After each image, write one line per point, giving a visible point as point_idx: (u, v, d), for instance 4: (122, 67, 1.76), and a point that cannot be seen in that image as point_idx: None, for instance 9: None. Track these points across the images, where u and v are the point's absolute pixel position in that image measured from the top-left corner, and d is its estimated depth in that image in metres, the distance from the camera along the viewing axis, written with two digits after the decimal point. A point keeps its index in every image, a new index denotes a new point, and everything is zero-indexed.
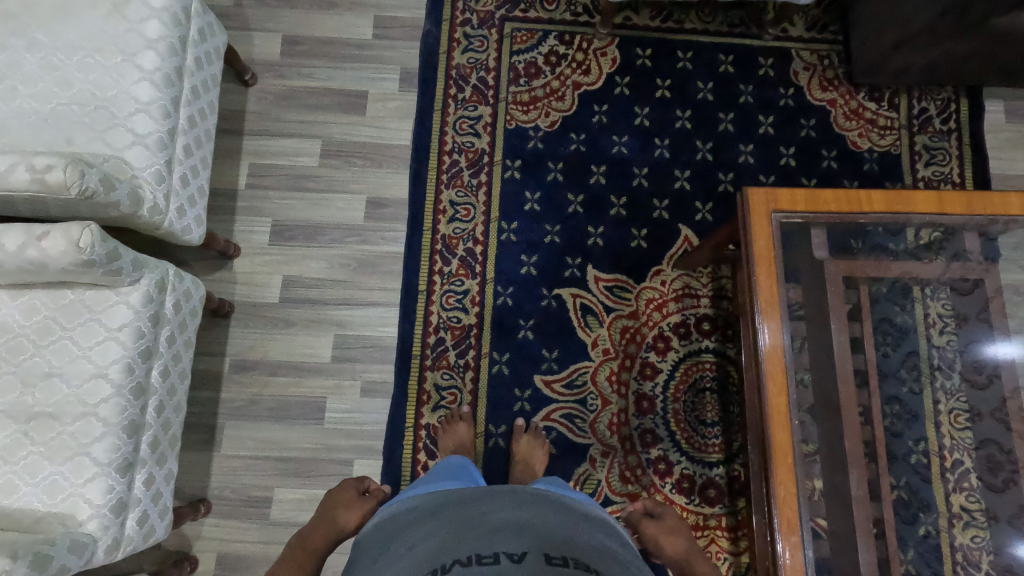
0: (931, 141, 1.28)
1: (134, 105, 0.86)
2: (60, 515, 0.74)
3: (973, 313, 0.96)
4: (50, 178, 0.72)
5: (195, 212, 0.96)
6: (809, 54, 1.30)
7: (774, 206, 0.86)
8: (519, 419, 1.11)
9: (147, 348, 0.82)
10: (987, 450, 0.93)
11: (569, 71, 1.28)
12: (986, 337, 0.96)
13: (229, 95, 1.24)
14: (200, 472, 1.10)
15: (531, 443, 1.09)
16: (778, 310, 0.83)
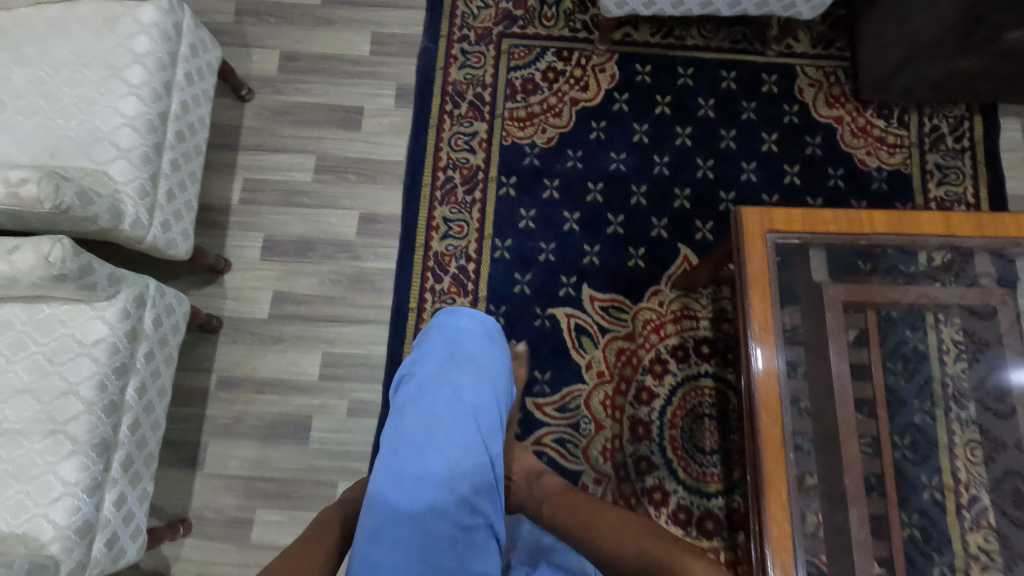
0: (944, 160, 1.23)
1: (120, 120, 0.86)
2: (23, 537, 0.72)
3: (993, 339, 0.90)
4: (23, 193, 0.71)
5: (181, 226, 0.96)
6: (815, 70, 1.27)
7: (768, 226, 0.82)
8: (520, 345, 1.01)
9: (122, 364, 0.80)
10: (1013, 486, 0.87)
11: (567, 87, 1.26)
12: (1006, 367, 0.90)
13: (226, 110, 1.25)
14: (181, 491, 1.08)
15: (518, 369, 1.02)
16: (773, 335, 0.80)
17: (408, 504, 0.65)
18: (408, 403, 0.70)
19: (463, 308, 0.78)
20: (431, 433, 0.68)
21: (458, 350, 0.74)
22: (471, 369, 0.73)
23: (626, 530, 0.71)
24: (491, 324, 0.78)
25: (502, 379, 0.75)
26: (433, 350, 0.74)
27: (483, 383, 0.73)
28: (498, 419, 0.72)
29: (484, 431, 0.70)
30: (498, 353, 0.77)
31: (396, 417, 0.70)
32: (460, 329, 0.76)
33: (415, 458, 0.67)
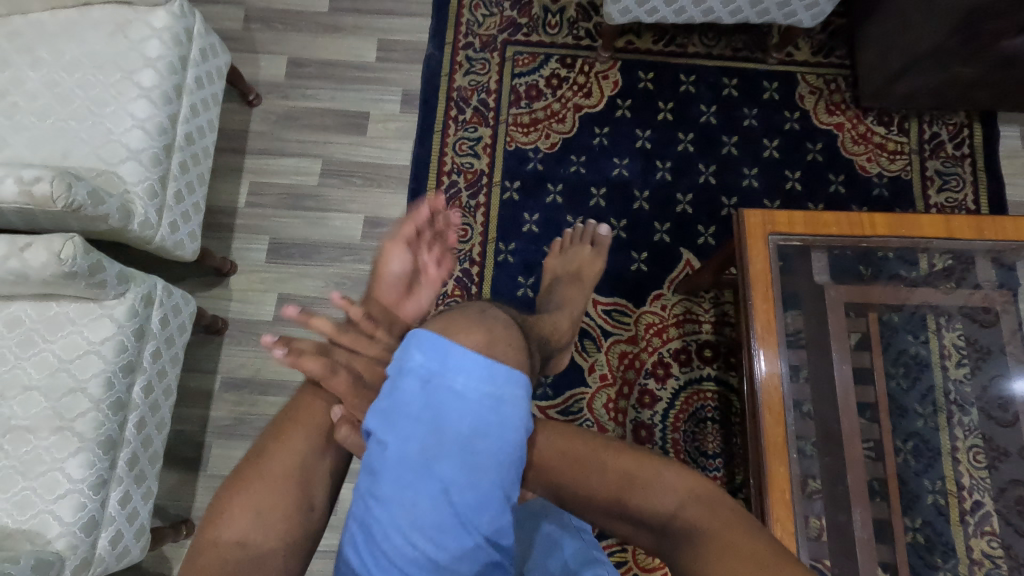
0: (944, 166, 1.24)
1: (130, 122, 0.87)
2: (28, 533, 0.72)
3: (994, 347, 0.90)
4: (36, 192, 0.72)
5: (189, 228, 0.97)
6: (815, 78, 1.28)
7: (770, 228, 0.83)
8: (608, 228, 1.06)
9: (130, 363, 0.81)
10: (1016, 493, 0.86)
11: (570, 93, 1.27)
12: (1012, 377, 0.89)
13: (233, 115, 1.26)
14: (185, 492, 1.08)
15: (594, 257, 1.06)
16: (777, 339, 0.80)
17: None
18: (381, 484, 0.53)
19: (459, 350, 0.56)
20: (414, 530, 0.51)
21: (449, 418, 0.54)
22: (466, 450, 0.53)
23: (567, 451, 0.62)
24: (497, 379, 0.56)
25: (511, 452, 0.55)
26: (413, 416, 0.54)
27: (484, 467, 0.53)
28: (505, 505, 0.54)
29: (485, 526, 0.52)
30: (504, 421, 0.55)
31: (367, 498, 0.53)
32: (450, 389, 0.55)
33: (386, 548, 0.51)
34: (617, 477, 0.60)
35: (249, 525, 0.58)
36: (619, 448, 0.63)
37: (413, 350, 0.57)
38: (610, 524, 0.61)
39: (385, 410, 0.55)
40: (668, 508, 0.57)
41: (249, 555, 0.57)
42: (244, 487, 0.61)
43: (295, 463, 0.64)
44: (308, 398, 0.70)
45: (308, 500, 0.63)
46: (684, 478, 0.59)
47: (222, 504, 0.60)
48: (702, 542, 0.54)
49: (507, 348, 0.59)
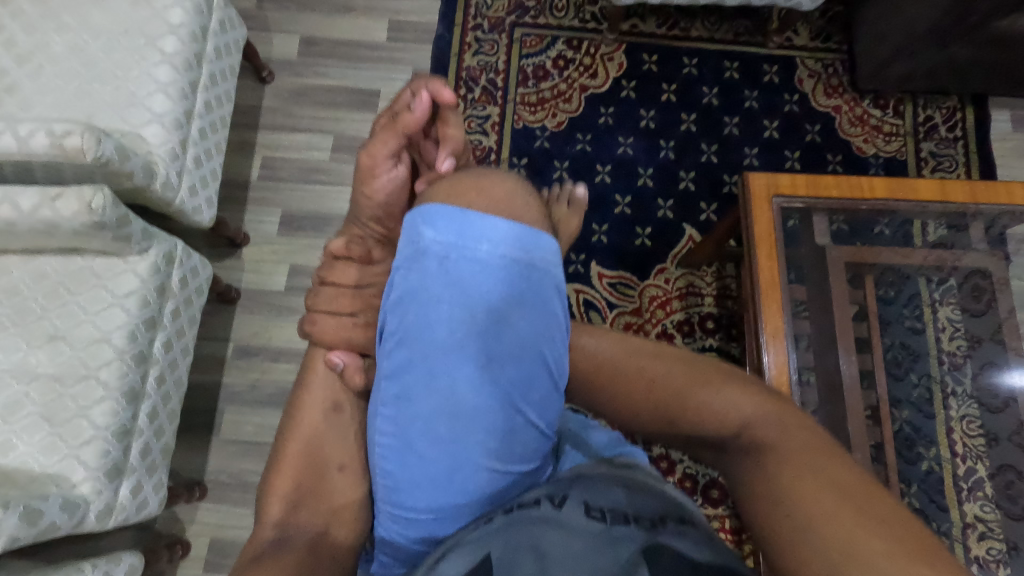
0: (937, 148, 1.28)
1: (154, 86, 0.90)
2: (54, 477, 0.74)
3: (986, 335, 0.94)
4: (67, 144, 0.74)
5: (207, 193, 0.99)
6: (814, 62, 1.32)
7: (774, 190, 0.87)
8: (585, 187, 0.84)
9: (151, 318, 0.83)
10: (1006, 477, 0.89)
11: (577, 74, 1.31)
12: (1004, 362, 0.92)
13: (247, 91, 1.29)
14: (197, 456, 1.10)
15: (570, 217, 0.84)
16: (781, 295, 0.83)
17: (431, 482, 0.51)
18: (410, 379, 0.51)
19: (476, 218, 0.51)
20: (454, 416, 0.50)
21: (481, 295, 0.50)
22: (503, 328, 0.50)
23: (630, 357, 0.63)
24: (523, 244, 0.52)
25: (545, 318, 0.53)
26: (436, 300, 0.50)
27: (523, 343, 0.51)
28: (547, 376, 0.53)
29: (531, 399, 0.52)
30: (532, 290, 0.52)
31: (400, 394, 0.52)
32: (472, 260, 0.51)
33: (431, 434, 0.50)
34: (675, 394, 0.57)
35: (284, 511, 0.60)
36: (692, 361, 0.60)
37: (423, 229, 0.52)
38: (675, 442, 0.59)
39: (406, 298, 0.52)
40: (728, 425, 0.52)
41: (290, 533, 0.58)
42: (273, 476, 0.62)
43: (313, 434, 0.64)
44: (313, 362, 0.68)
45: (336, 462, 0.63)
46: (752, 395, 0.54)
47: (261, 496, 0.62)
48: (769, 464, 0.47)
49: (525, 207, 0.54)
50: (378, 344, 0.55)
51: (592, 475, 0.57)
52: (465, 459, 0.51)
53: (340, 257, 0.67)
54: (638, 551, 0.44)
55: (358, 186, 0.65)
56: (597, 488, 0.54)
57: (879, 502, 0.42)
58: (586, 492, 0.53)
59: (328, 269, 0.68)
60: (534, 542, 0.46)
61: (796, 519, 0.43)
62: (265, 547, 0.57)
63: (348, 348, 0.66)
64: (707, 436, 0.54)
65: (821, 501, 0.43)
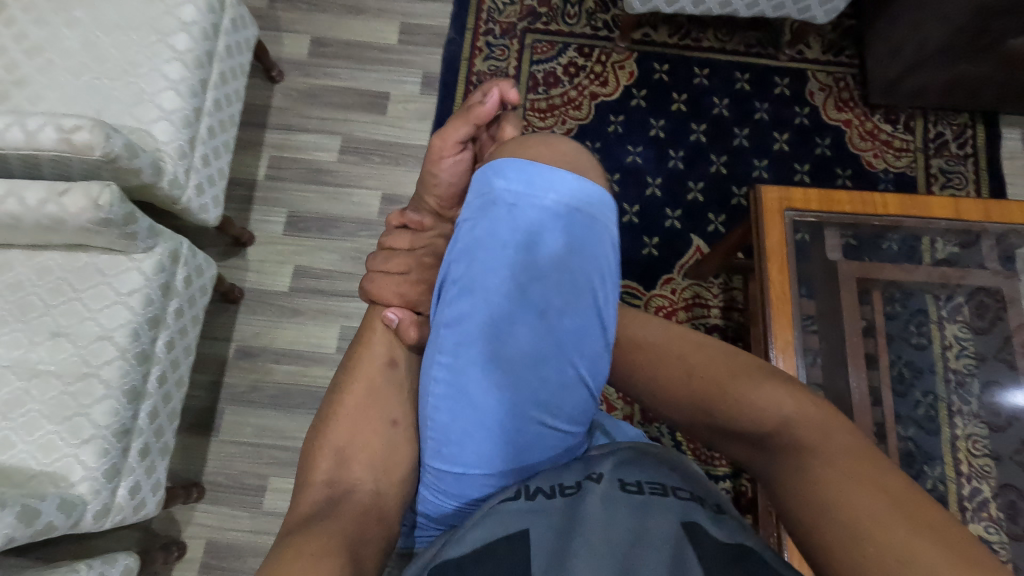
0: (947, 164, 1.27)
1: (163, 83, 0.89)
2: (52, 475, 0.73)
3: (991, 353, 0.93)
4: (75, 139, 0.74)
5: (214, 192, 0.98)
6: (825, 75, 1.32)
7: (786, 204, 0.86)
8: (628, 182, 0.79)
9: (155, 316, 0.82)
10: (1008, 497, 0.88)
11: (587, 81, 1.30)
12: (1011, 381, 0.91)
13: (256, 90, 1.28)
14: (196, 456, 1.09)
15: None
16: (791, 310, 0.82)
17: (484, 434, 0.53)
18: (469, 328, 0.53)
19: (544, 168, 0.53)
20: (511, 362, 0.52)
21: (543, 240, 0.52)
22: (567, 277, 0.52)
23: (666, 348, 0.64)
24: (595, 193, 0.53)
25: (601, 273, 0.53)
26: (503, 243, 0.52)
27: (580, 291, 0.52)
28: (605, 336, 0.55)
29: (586, 356, 0.54)
30: (593, 243, 0.53)
31: (457, 343, 0.53)
32: (538, 207, 0.52)
33: (488, 381, 0.52)
34: (711, 384, 0.58)
35: (333, 466, 0.60)
36: (733, 354, 0.60)
37: (493, 179, 0.54)
38: (705, 438, 0.60)
39: (468, 246, 0.53)
40: (774, 425, 0.53)
41: (341, 489, 0.59)
42: (324, 430, 0.63)
43: (367, 389, 0.66)
44: (375, 317, 0.71)
45: (388, 418, 0.64)
46: (796, 397, 0.54)
47: (308, 453, 0.62)
48: (820, 472, 0.48)
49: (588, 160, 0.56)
50: (436, 296, 0.56)
51: (616, 445, 0.57)
52: (519, 408, 0.52)
53: (399, 227, 0.75)
54: (680, 530, 0.45)
55: (425, 168, 0.69)
56: (622, 461, 0.55)
57: (915, 508, 0.44)
58: (616, 464, 0.54)
59: (390, 236, 0.75)
60: (578, 515, 0.47)
61: (829, 521, 0.45)
62: (317, 501, 0.57)
63: (402, 305, 0.70)
64: (741, 432, 0.55)
65: (856, 505, 0.45)
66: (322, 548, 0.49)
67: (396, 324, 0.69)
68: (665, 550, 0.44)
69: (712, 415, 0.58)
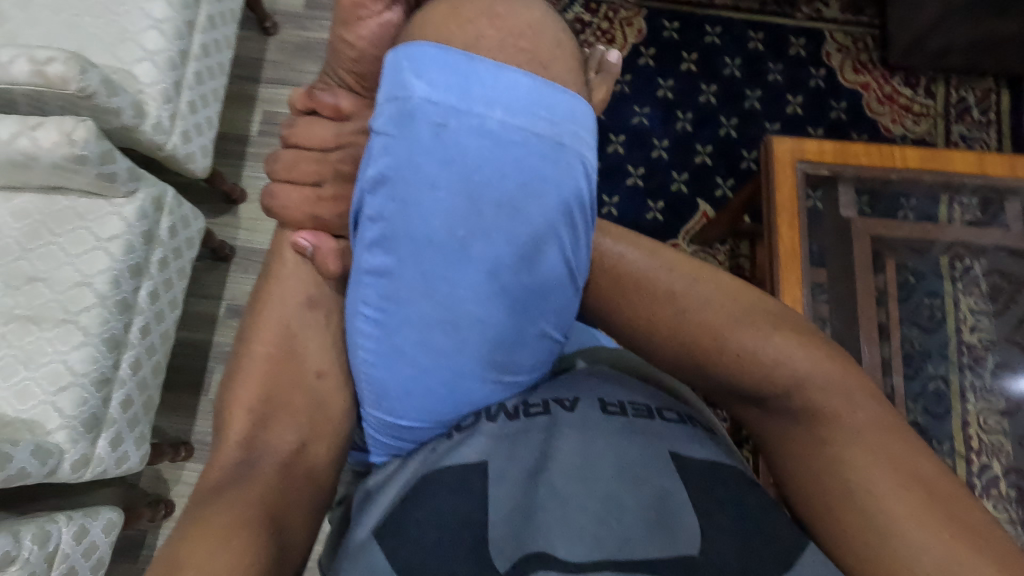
0: (968, 131, 1.22)
1: (147, 22, 0.85)
2: (28, 423, 0.71)
3: (1001, 335, 0.90)
4: (49, 72, 0.70)
5: (202, 141, 0.94)
6: (843, 36, 1.26)
7: (799, 156, 0.81)
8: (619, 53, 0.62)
9: (137, 265, 0.79)
10: (1017, 479, 0.84)
11: (593, 38, 1.25)
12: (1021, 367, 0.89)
13: (250, 43, 1.24)
14: (185, 415, 1.07)
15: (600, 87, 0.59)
16: (800, 267, 0.78)
17: (426, 392, 0.48)
18: (402, 281, 0.45)
19: (488, 74, 0.44)
20: (452, 319, 0.45)
21: (488, 174, 0.44)
22: (515, 222, 0.44)
23: (653, 282, 0.54)
24: (542, 108, 0.44)
25: (557, 217, 0.46)
26: (433, 183, 0.44)
27: (536, 240, 0.45)
28: (564, 281, 0.48)
29: (542, 306, 0.47)
30: (551, 176, 0.45)
31: (389, 296, 0.46)
32: (481, 130, 0.44)
33: (426, 340, 0.46)
34: (712, 334, 0.51)
35: (248, 425, 0.52)
36: (737, 294, 0.53)
37: (413, 82, 0.44)
38: (693, 382, 0.54)
39: (395, 178, 0.44)
40: (788, 385, 0.48)
41: (261, 448, 0.51)
42: (235, 382, 0.54)
43: (282, 331, 0.56)
44: (283, 238, 0.58)
45: (312, 368, 0.56)
46: (813, 352, 0.49)
47: (219, 408, 0.54)
48: (849, 454, 0.45)
49: (544, 57, 0.47)
50: (355, 230, 0.48)
51: (593, 374, 0.54)
52: (463, 365, 0.47)
53: (307, 112, 0.59)
54: (669, 458, 0.44)
55: (338, 33, 0.54)
56: (597, 383, 0.52)
57: (939, 499, 0.43)
58: (593, 387, 0.51)
59: (297, 126, 0.59)
60: (550, 446, 0.45)
61: (848, 508, 0.44)
62: (231, 465, 0.50)
63: (315, 229, 0.57)
64: (741, 386, 0.50)
65: (878, 494, 0.43)
66: (234, 525, 0.44)
67: (311, 251, 0.57)
68: (656, 482, 0.42)
69: (710, 365, 0.51)
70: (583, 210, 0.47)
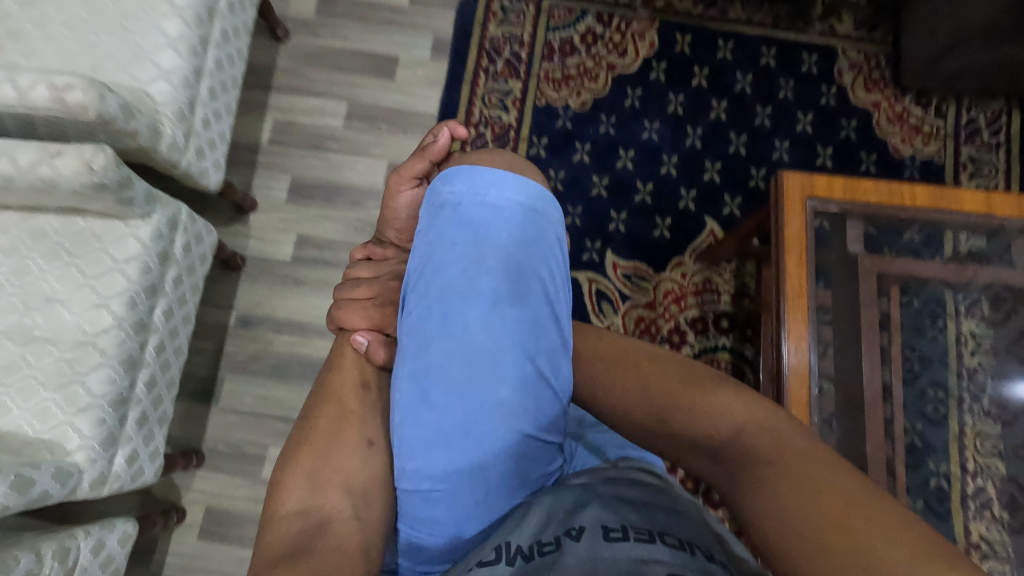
0: (977, 153, 1.22)
1: (162, 40, 0.85)
2: (48, 443, 0.72)
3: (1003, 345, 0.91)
4: (69, 98, 0.70)
5: (214, 157, 0.94)
6: (856, 53, 1.25)
7: (809, 192, 0.82)
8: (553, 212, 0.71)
9: (152, 286, 0.80)
10: (1011, 499, 0.86)
11: (605, 51, 1.24)
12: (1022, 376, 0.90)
13: (260, 50, 1.23)
14: (196, 424, 1.09)
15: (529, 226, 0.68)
16: (806, 304, 0.79)
17: (448, 429, 0.59)
18: (429, 323, 0.62)
19: (485, 173, 0.65)
20: (468, 353, 0.60)
21: (490, 237, 0.63)
22: (508, 266, 0.62)
23: (625, 359, 0.61)
24: (525, 194, 0.65)
25: (536, 266, 0.64)
26: (452, 243, 0.63)
27: (524, 281, 0.63)
28: (555, 330, 0.64)
29: (538, 348, 0.62)
30: (533, 231, 0.65)
31: (420, 342, 0.62)
32: (483, 205, 0.64)
33: (447, 376, 0.60)
34: (662, 393, 0.55)
35: (306, 495, 0.60)
36: (687, 364, 0.57)
37: (443, 188, 0.66)
38: (663, 452, 0.55)
39: (425, 251, 0.64)
40: (725, 432, 0.49)
41: (314, 526, 0.57)
42: (296, 459, 0.62)
43: (341, 410, 0.66)
44: (341, 344, 0.72)
45: (365, 439, 0.64)
46: (747, 401, 0.50)
47: (280, 480, 0.61)
48: (793, 500, 0.42)
49: (524, 169, 0.67)
50: (402, 309, 0.66)
51: (597, 493, 0.55)
52: (478, 399, 0.59)
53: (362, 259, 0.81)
54: None
55: (385, 205, 0.76)
56: (604, 503, 0.53)
57: (890, 516, 0.40)
58: (601, 509, 0.52)
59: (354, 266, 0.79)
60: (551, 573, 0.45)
61: (803, 535, 0.40)
62: (289, 538, 0.56)
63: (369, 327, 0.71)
64: (697, 444, 0.51)
65: (829, 514, 0.40)
66: None
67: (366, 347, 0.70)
68: None
69: (666, 426, 0.53)
70: (557, 266, 0.66)
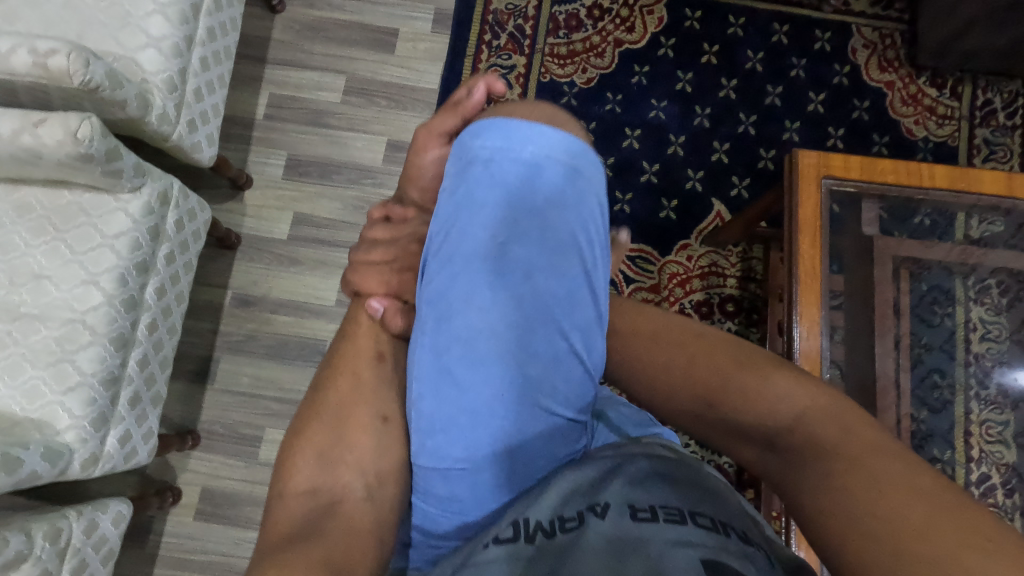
0: (992, 135, 1.19)
1: (151, 6, 0.82)
2: (37, 422, 0.70)
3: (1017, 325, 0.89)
4: (51, 65, 0.67)
5: (207, 130, 0.91)
6: (870, 31, 1.21)
7: (825, 171, 0.79)
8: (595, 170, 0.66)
9: (143, 262, 0.77)
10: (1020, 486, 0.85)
11: (612, 26, 1.20)
12: None
13: (255, 20, 1.19)
14: (191, 404, 1.07)
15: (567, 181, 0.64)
16: (819, 287, 0.77)
17: (471, 407, 0.54)
18: (453, 294, 0.56)
19: (521, 125, 0.58)
20: (496, 326, 0.55)
21: (523, 198, 0.56)
22: (545, 236, 0.56)
23: (673, 336, 0.59)
24: (566, 150, 0.58)
25: (576, 236, 0.57)
26: (481, 204, 0.56)
27: (563, 253, 0.57)
28: (592, 304, 0.58)
29: (571, 323, 0.56)
30: (575, 197, 0.58)
31: (441, 314, 0.56)
32: (518, 162, 0.57)
33: (472, 350, 0.55)
34: (711, 377, 0.54)
35: (314, 472, 0.57)
36: (739, 348, 0.55)
37: (473, 142, 0.59)
38: (709, 436, 0.54)
39: (450, 211, 0.58)
40: (785, 417, 0.47)
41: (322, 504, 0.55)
42: (306, 433, 0.60)
43: (355, 383, 0.63)
44: (355, 312, 0.68)
45: (378, 414, 0.61)
46: (807, 386, 0.48)
47: (289, 456, 0.59)
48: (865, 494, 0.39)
49: (564, 120, 0.60)
50: (421, 276, 0.60)
51: (633, 457, 0.53)
52: (505, 378, 0.54)
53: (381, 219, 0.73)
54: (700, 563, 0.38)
55: (410, 162, 0.71)
56: (633, 476, 0.50)
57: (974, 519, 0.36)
58: (630, 484, 0.48)
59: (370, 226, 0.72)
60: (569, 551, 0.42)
61: (874, 536, 0.36)
62: (295, 514, 0.54)
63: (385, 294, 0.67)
64: (750, 426, 0.49)
65: (909, 516, 0.36)
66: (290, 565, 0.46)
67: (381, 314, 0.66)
68: None
69: (719, 410, 0.52)
70: (598, 236, 0.59)
